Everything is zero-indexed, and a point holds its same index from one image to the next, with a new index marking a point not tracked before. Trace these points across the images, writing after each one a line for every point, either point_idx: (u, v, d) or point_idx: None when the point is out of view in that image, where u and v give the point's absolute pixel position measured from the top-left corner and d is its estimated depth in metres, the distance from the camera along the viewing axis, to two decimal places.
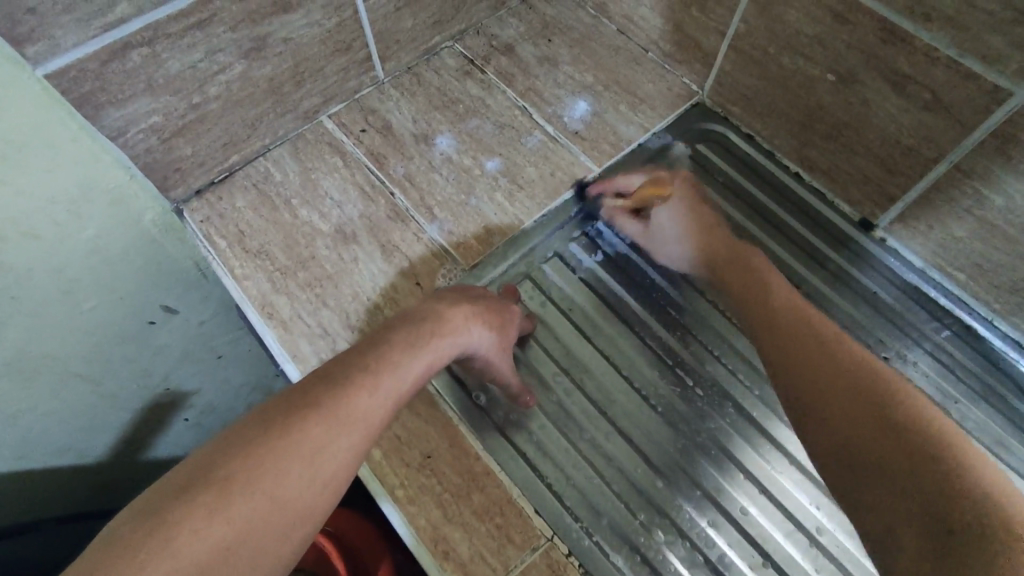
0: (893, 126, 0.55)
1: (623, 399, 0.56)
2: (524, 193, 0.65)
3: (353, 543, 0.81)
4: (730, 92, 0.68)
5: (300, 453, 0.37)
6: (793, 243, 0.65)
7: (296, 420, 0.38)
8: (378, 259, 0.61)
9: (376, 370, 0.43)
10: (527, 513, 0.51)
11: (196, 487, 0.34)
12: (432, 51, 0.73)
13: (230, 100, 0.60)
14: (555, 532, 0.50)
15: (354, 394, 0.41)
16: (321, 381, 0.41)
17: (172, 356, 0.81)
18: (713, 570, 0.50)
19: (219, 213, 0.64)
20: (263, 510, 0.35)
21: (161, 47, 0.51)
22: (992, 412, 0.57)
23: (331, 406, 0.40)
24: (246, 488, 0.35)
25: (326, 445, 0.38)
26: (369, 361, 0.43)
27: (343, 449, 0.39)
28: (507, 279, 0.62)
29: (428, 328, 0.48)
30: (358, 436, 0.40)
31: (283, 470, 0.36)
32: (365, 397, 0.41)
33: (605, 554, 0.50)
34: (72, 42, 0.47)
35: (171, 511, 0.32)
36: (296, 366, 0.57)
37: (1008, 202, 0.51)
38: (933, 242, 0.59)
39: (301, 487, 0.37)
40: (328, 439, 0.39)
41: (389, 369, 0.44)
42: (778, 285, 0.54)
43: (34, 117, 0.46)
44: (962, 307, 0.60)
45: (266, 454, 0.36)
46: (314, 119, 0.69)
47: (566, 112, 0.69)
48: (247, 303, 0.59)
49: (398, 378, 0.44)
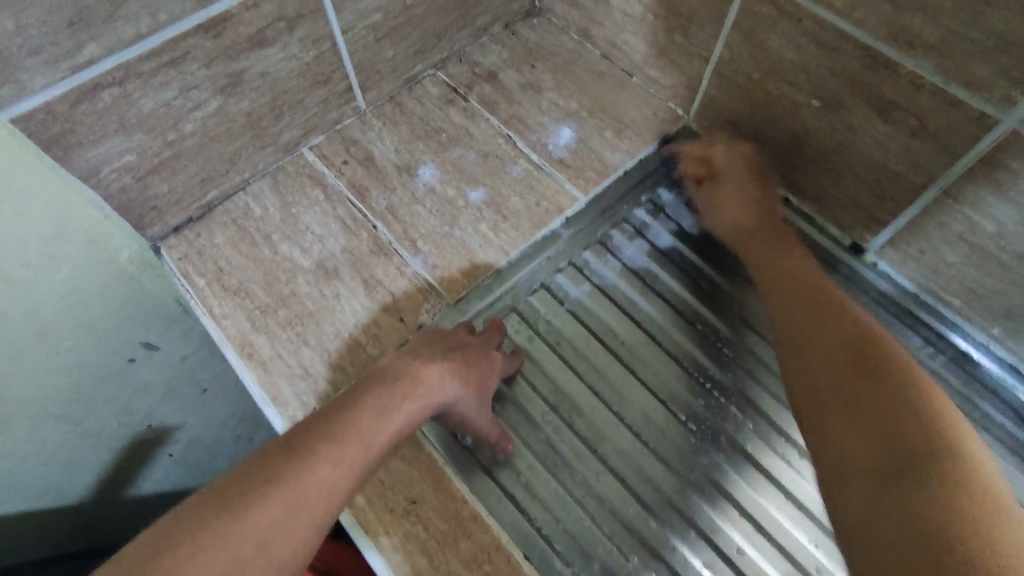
0: (880, 152, 0.54)
1: (613, 435, 0.55)
2: (509, 224, 0.64)
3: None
4: (714, 116, 0.68)
5: (257, 537, 0.36)
6: None
7: (254, 497, 0.37)
8: (361, 294, 0.60)
9: (343, 439, 0.42)
10: (517, 559, 0.49)
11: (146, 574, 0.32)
12: (414, 80, 0.73)
13: (207, 136, 0.59)
14: None
15: (318, 469, 0.40)
16: (285, 453, 0.40)
17: (154, 393, 0.79)
18: None
19: (198, 250, 0.63)
20: None
21: (133, 87, 0.50)
22: (990, 439, 0.55)
23: (293, 484, 0.38)
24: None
25: (284, 525, 0.37)
26: (336, 429, 0.42)
27: (303, 529, 0.38)
28: (493, 313, 0.60)
29: (401, 388, 0.47)
30: (319, 514, 0.39)
31: (238, 550, 0.35)
32: (329, 471, 0.40)
33: None
34: (39, 85, 0.45)
35: None
36: (277, 409, 0.55)
37: (1000, 228, 0.50)
38: (925, 267, 0.58)
39: (254, 569, 0.35)
40: (286, 517, 0.37)
41: (357, 438, 0.43)
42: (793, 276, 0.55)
43: None
44: (956, 332, 0.59)
45: (220, 535, 0.35)
46: (295, 151, 0.68)
47: (550, 140, 0.68)
48: (225, 344, 0.58)
49: (367, 445, 0.43)
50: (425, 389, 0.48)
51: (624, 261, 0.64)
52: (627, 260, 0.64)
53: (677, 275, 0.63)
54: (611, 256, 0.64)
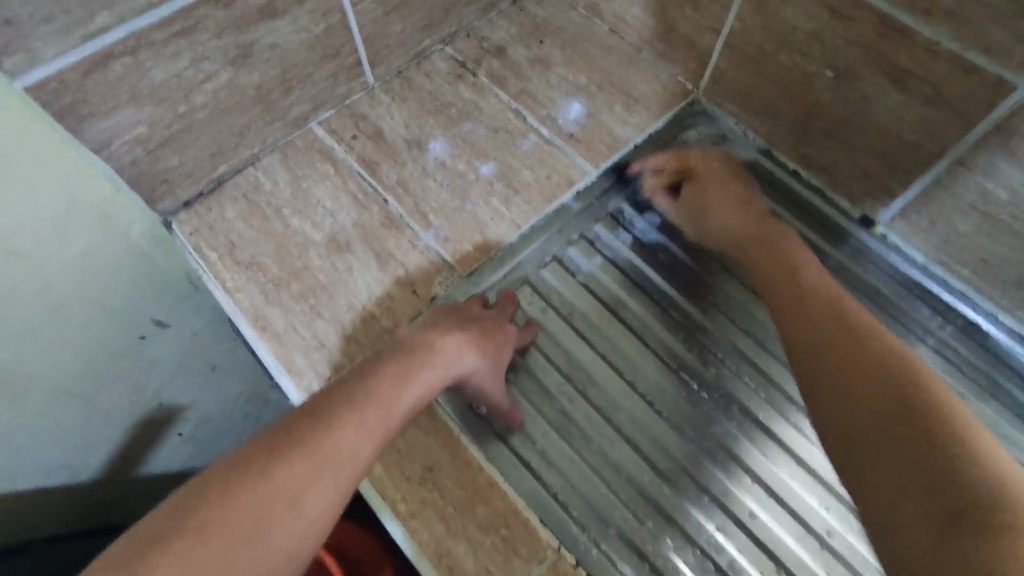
0: (893, 121, 0.54)
1: (627, 404, 0.55)
2: (520, 197, 0.64)
3: (360, 559, 0.80)
4: (725, 90, 0.68)
5: (281, 496, 0.36)
6: None
7: (279, 462, 0.37)
8: (373, 267, 0.60)
9: (365, 406, 0.42)
10: (533, 524, 0.50)
11: (172, 532, 0.33)
12: (422, 55, 0.72)
13: (217, 109, 0.59)
14: (562, 542, 0.49)
15: (339, 431, 0.40)
16: (307, 419, 0.40)
17: (164, 371, 0.80)
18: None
19: (209, 225, 0.63)
20: (240, 554, 0.33)
21: (144, 56, 0.50)
22: (999, 407, 0.56)
23: (314, 445, 0.39)
24: (223, 532, 0.33)
25: (308, 485, 0.37)
26: (357, 397, 0.43)
27: (327, 490, 0.38)
28: (505, 285, 0.61)
29: (419, 360, 0.47)
30: (342, 476, 0.39)
31: (266, 515, 0.35)
32: (350, 434, 0.41)
33: (614, 563, 0.49)
34: (52, 54, 0.45)
35: (144, 558, 0.31)
36: (292, 379, 0.55)
37: (1012, 196, 0.50)
38: (935, 237, 0.59)
39: (279, 528, 0.36)
40: (309, 478, 0.38)
41: (376, 403, 0.43)
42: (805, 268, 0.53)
43: (12, 132, 0.44)
44: (965, 302, 0.60)
45: (248, 499, 0.35)
46: (304, 126, 0.68)
47: (559, 114, 0.68)
48: (239, 317, 0.58)
49: (389, 413, 0.43)
50: (442, 361, 0.48)
51: (634, 235, 0.64)
52: (637, 234, 0.64)
53: (688, 247, 0.63)
54: (621, 229, 0.64)
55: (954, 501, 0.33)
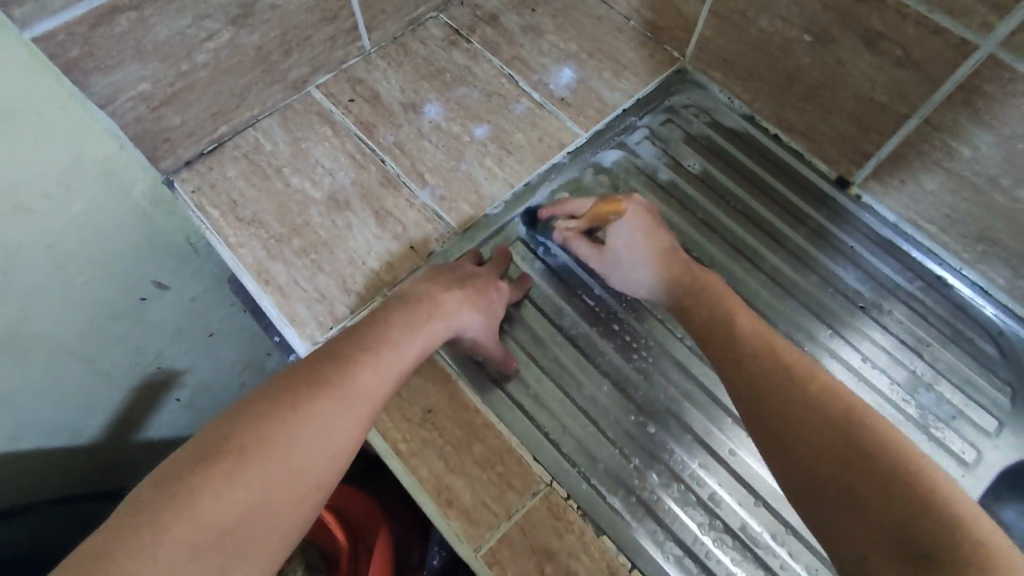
0: (866, 83, 0.57)
1: (615, 352, 0.59)
2: (513, 158, 0.66)
3: (362, 523, 0.82)
4: (710, 57, 0.70)
5: (309, 426, 0.39)
6: (772, 201, 0.67)
7: (303, 398, 0.40)
8: (372, 225, 0.62)
9: (378, 351, 0.45)
10: (527, 461, 0.53)
11: (214, 455, 0.36)
12: (417, 22, 0.74)
13: (218, 68, 0.60)
14: (554, 477, 0.52)
15: (358, 371, 0.43)
16: (324, 363, 0.43)
17: (164, 333, 0.81)
18: (705, 508, 0.53)
19: (210, 183, 0.65)
20: (277, 476, 0.37)
21: (149, 12, 0.51)
22: (962, 354, 0.60)
23: (336, 383, 0.42)
24: (261, 455, 0.37)
25: (332, 418, 0.41)
26: (370, 341, 0.45)
27: (350, 422, 0.41)
28: (500, 242, 0.63)
29: (427, 313, 0.50)
30: (362, 411, 0.42)
31: (291, 447, 0.38)
32: (367, 374, 0.44)
33: (603, 496, 0.52)
34: (60, 5, 0.46)
35: (190, 477, 0.35)
36: (295, 329, 0.58)
37: (975, 153, 0.54)
38: (905, 196, 0.62)
39: (309, 455, 0.39)
40: (334, 412, 0.41)
41: (389, 349, 0.46)
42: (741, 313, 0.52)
43: (24, 84, 0.46)
44: (933, 258, 0.63)
45: (276, 430, 0.38)
46: (302, 90, 0.69)
47: (551, 80, 0.71)
48: (243, 271, 0.60)
49: (398, 360, 0.46)
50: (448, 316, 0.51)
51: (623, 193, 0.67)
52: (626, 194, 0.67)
53: (673, 208, 0.66)
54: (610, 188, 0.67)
55: (913, 538, 0.34)
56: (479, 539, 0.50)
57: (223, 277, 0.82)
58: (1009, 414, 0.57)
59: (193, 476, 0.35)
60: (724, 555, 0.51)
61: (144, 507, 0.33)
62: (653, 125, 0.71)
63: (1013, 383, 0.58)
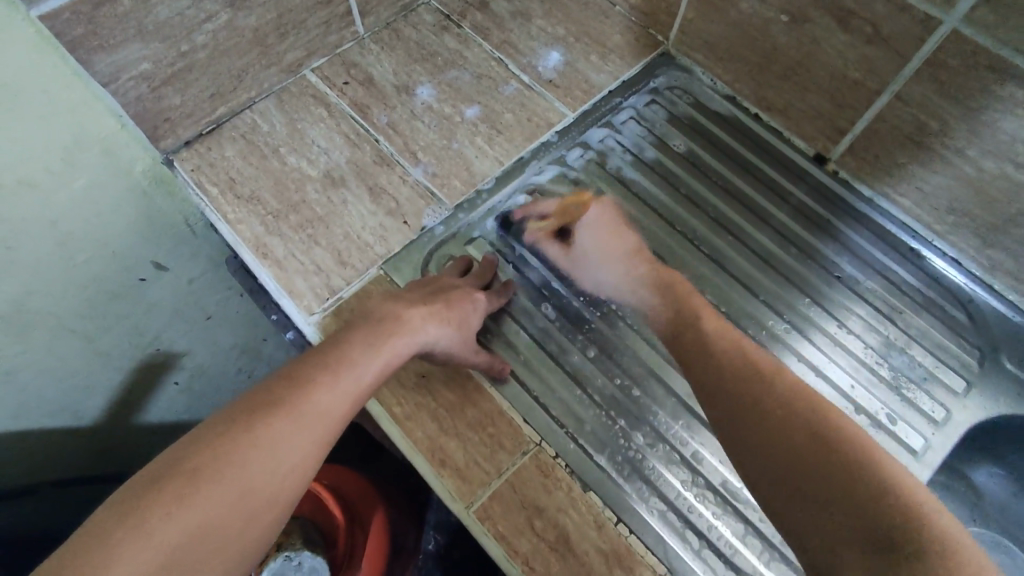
0: (840, 60, 0.60)
1: (602, 321, 0.61)
2: (503, 138, 0.68)
3: (358, 503, 0.82)
4: (693, 39, 0.73)
5: (263, 447, 0.40)
6: (753, 177, 0.70)
7: (259, 419, 0.40)
8: (366, 201, 0.64)
9: (338, 371, 0.45)
10: (518, 422, 0.55)
11: (164, 478, 0.36)
12: (409, 8, 0.76)
13: (216, 49, 0.62)
14: (542, 437, 0.55)
15: (315, 391, 0.43)
16: (289, 379, 0.43)
17: (163, 315, 0.83)
18: (688, 466, 0.55)
19: (209, 162, 0.67)
20: (230, 498, 0.37)
21: None
22: (933, 320, 0.62)
23: (293, 403, 0.42)
24: (213, 478, 0.37)
25: (288, 439, 0.41)
26: (331, 361, 0.46)
27: (306, 443, 0.42)
28: (490, 217, 0.65)
29: (391, 331, 0.50)
30: (318, 433, 0.42)
31: (251, 463, 0.39)
32: (325, 394, 0.44)
33: (589, 455, 0.55)
34: None
35: (140, 502, 0.35)
36: (293, 301, 0.60)
37: (943, 126, 0.56)
38: (878, 171, 0.65)
39: (262, 476, 0.39)
40: (291, 433, 0.41)
41: (349, 367, 0.46)
42: (708, 317, 0.56)
43: (29, 62, 0.47)
44: (906, 231, 0.66)
45: (230, 449, 0.38)
46: (298, 72, 0.72)
47: (539, 63, 0.73)
48: (241, 246, 0.62)
49: (359, 377, 0.46)
50: (414, 331, 0.51)
51: (609, 170, 0.69)
52: (613, 171, 0.69)
53: (658, 185, 0.69)
54: (597, 165, 0.69)
55: (879, 531, 0.35)
56: (472, 495, 0.52)
57: (221, 259, 0.83)
58: (978, 377, 0.60)
59: (143, 500, 0.35)
60: (706, 510, 0.54)
61: (99, 529, 0.34)
62: (637, 105, 0.73)
63: (982, 347, 0.61)
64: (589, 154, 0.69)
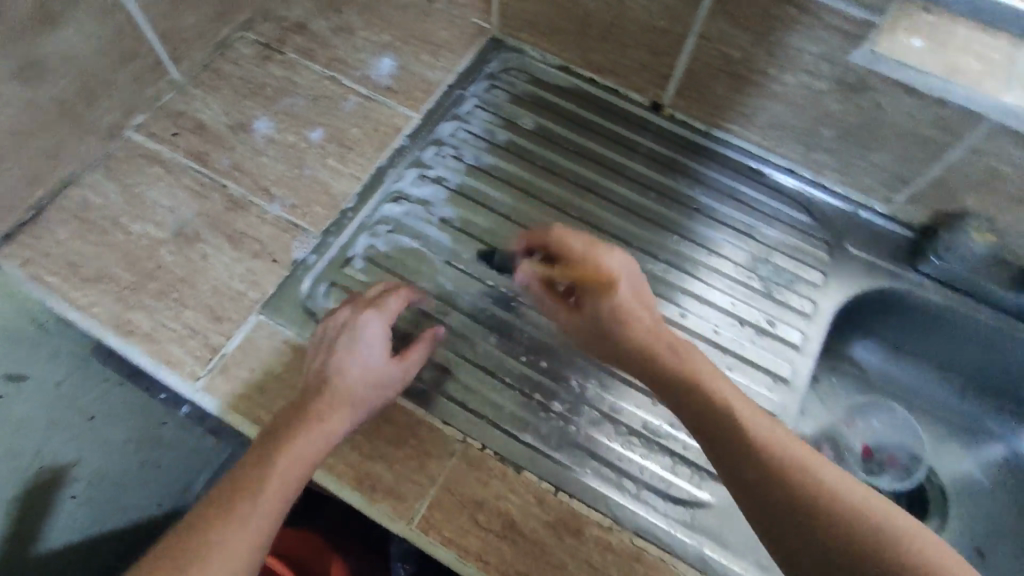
0: (646, 13, 0.64)
1: (496, 306, 0.62)
2: (355, 153, 0.67)
3: (308, 559, 0.80)
4: (515, 21, 0.75)
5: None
6: (602, 137, 0.74)
7: (184, 566, 0.42)
8: (228, 250, 0.61)
9: (259, 487, 0.46)
10: (438, 426, 0.55)
11: None
12: (224, 45, 0.73)
13: (13, 130, 0.57)
14: (466, 432, 0.55)
15: (238, 512, 0.44)
16: (209, 515, 0.44)
17: (37, 429, 0.75)
18: (609, 419, 0.58)
19: (41, 251, 0.61)
20: None
21: None
22: (785, 227, 0.69)
23: (220, 536, 0.43)
24: None
25: (217, 562, 0.42)
26: (249, 482, 0.46)
27: (235, 556, 0.43)
28: (361, 234, 0.64)
29: (312, 406, 0.50)
30: (250, 545, 0.44)
31: None
32: (252, 514, 0.45)
33: (514, 436, 0.56)
34: None
35: None
36: (173, 371, 0.56)
37: (745, 54, 0.62)
38: (707, 106, 0.70)
39: None
40: (223, 565, 0.42)
41: (273, 475, 0.46)
42: (623, 282, 0.50)
43: None
44: (744, 154, 0.72)
45: None
46: (118, 135, 0.67)
47: (373, 73, 0.72)
48: (101, 330, 0.57)
49: (287, 482, 0.46)
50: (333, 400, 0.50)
51: (467, 161, 0.70)
52: (471, 161, 0.70)
53: (516, 165, 0.71)
54: (455, 159, 0.70)
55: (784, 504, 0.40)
56: (410, 510, 0.51)
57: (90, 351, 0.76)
58: (831, 266, 0.67)
59: None
60: (634, 454, 0.56)
61: None
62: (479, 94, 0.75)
63: (829, 240, 0.68)
64: (444, 151, 0.70)
